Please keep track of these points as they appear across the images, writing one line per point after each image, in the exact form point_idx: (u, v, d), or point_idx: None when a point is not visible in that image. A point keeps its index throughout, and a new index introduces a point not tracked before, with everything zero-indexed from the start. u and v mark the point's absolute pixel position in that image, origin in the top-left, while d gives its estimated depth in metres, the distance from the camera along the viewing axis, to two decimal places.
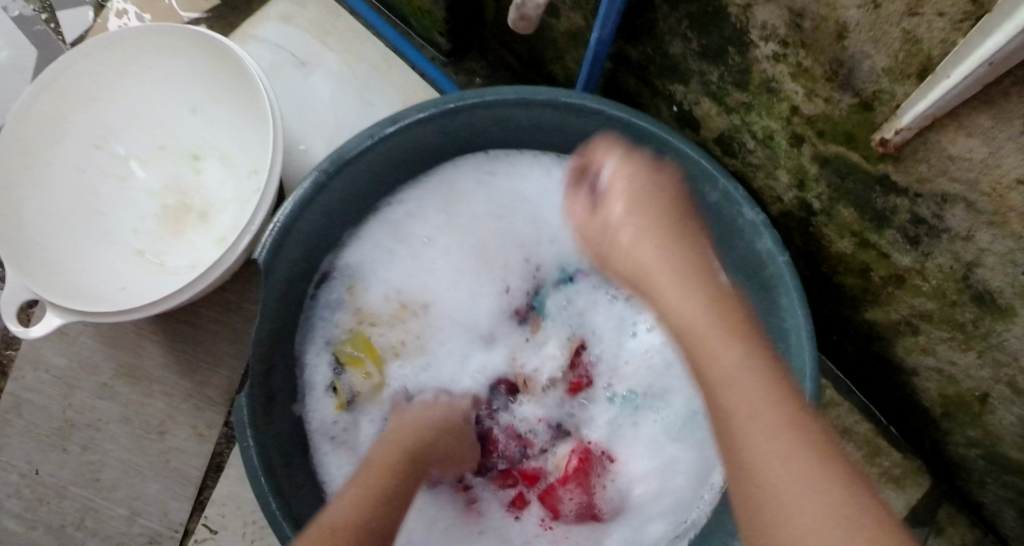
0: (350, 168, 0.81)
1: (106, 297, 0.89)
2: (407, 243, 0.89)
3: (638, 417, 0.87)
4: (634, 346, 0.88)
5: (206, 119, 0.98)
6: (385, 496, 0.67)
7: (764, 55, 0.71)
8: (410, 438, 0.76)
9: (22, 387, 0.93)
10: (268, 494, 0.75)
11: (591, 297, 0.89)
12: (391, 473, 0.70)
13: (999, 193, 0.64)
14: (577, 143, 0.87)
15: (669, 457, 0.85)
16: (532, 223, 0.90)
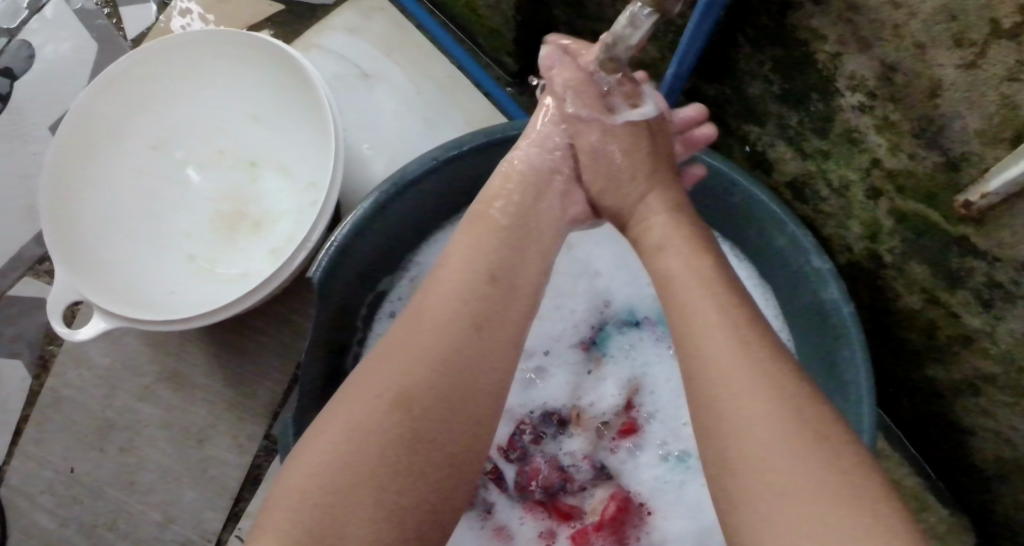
0: (411, 190, 0.81)
1: (155, 302, 0.88)
2: None
3: (683, 478, 0.86)
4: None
5: (264, 127, 0.97)
6: (458, 357, 0.63)
7: (849, 104, 0.70)
8: (451, 288, 0.66)
9: (63, 383, 0.94)
10: None
11: (655, 347, 0.89)
12: (482, 295, 0.66)
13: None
14: None
15: (705, 523, 0.85)
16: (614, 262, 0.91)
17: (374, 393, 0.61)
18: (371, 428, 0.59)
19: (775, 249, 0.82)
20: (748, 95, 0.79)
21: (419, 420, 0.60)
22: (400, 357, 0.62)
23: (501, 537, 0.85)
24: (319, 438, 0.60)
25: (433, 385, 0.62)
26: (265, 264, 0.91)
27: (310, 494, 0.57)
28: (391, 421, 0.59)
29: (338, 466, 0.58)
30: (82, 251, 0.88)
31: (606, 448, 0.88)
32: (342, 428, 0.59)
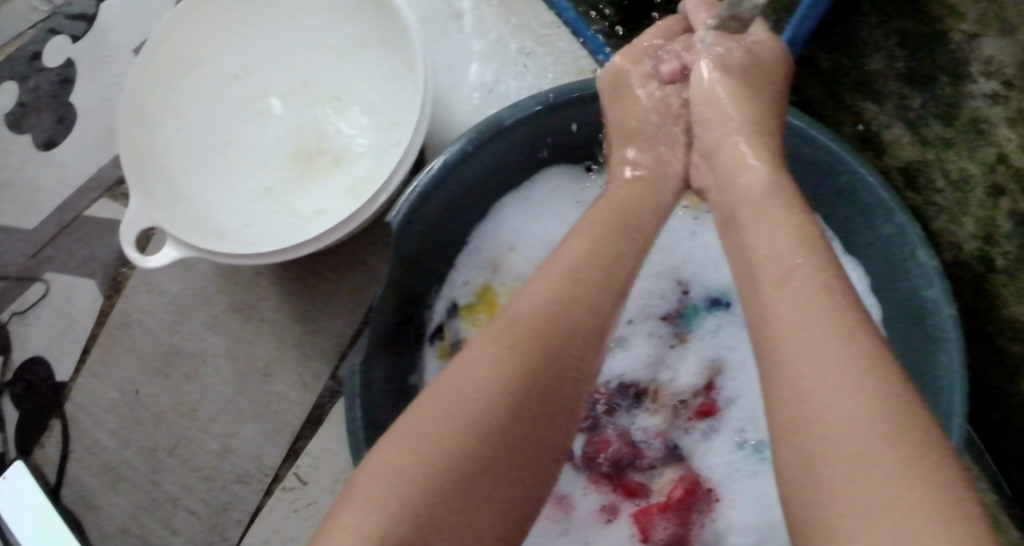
0: (498, 141, 0.78)
1: (229, 233, 0.88)
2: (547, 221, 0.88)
3: (757, 468, 0.85)
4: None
5: (350, 61, 0.94)
6: (533, 400, 0.60)
7: (982, 93, 0.66)
8: (554, 322, 0.62)
9: (133, 307, 0.94)
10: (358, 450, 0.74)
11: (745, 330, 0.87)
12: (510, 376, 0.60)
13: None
14: None
15: (766, 520, 0.84)
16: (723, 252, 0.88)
17: (445, 424, 0.58)
18: (434, 466, 0.56)
19: (877, 239, 0.77)
20: (868, 72, 0.75)
21: (484, 466, 0.58)
22: (473, 393, 0.59)
23: (562, 500, 0.84)
24: (382, 465, 0.57)
25: (501, 430, 0.59)
26: (343, 202, 0.89)
27: (366, 518, 0.54)
28: (453, 465, 0.57)
29: (401, 500, 0.55)
30: (159, 179, 0.89)
31: (681, 428, 0.86)
32: (406, 460, 0.57)
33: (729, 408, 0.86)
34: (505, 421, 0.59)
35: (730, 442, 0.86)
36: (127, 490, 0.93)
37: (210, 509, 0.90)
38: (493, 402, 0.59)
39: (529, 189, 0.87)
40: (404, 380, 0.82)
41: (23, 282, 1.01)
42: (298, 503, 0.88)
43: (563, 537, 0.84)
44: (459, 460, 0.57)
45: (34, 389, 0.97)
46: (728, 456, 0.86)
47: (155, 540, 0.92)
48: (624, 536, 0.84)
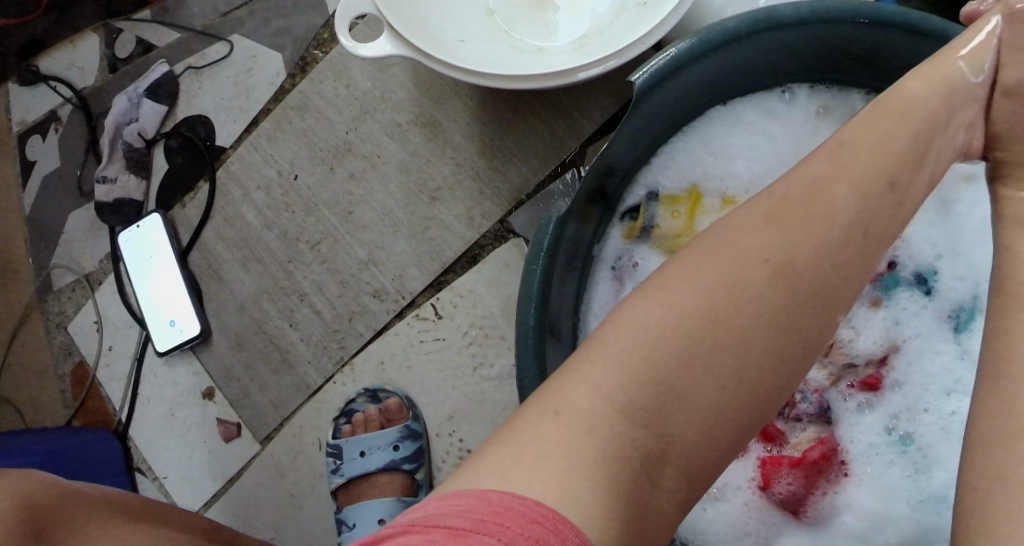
0: (771, 35, 0.72)
1: (447, 44, 0.82)
2: (776, 136, 0.80)
3: (895, 459, 0.80)
4: (946, 403, 0.79)
5: None
6: (814, 283, 0.50)
7: None
8: (834, 198, 0.51)
9: (315, 92, 0.90)
10: (533, 299, 0.70)
11: (934, 324, 0.80)
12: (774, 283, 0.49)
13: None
14: None
15: (888, 512, 0.79)
16: (938, 233, 0.80)
17: (704, 288, 0.50)
18: (686, 340, 0.48)
19: None
20: None
21: (738, 357, 0.49)
22: (743, 258, 0.50)
23: None
24: (630, 317, 0.50)
25: (776, 313, 0.49)
26: (569, 52, 0.84)
27: (607, 376, 0.48)
28: (704, 343, 0.49)
29: (642, 363, 0.48)
30: None
31: (841, 391, 0.81)
32: (647, 323, 0.49)
33: (894, 394, 0.80)
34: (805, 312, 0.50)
35: (881, 428, 0.80)
36: (255, 270, 0.90)
37: (335, 314, 0.87)
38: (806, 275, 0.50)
39: (769, 99, 0.80)
40: (585, 248, 0.79)
41: (205, 37, 0.96)
42: (425, 335, 0.85)
43: None
44: (708, 342, 0.49)
45: (191, 144, 0.95)
46: (873, 441, 0.80)
47: (270, 328, 0.90)
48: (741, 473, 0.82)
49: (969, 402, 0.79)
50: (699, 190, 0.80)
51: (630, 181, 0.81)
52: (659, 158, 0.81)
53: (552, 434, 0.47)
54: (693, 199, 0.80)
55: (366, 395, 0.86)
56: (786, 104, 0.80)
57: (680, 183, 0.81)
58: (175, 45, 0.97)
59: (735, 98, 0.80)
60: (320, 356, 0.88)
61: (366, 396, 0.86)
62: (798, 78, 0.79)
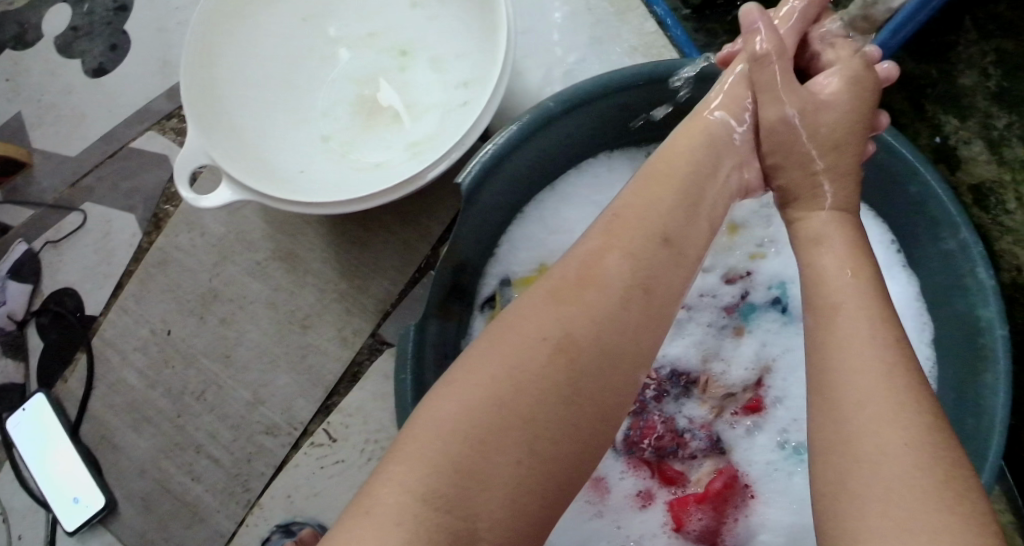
0: (576, 113, 0.76)
1: (288, 178, 0.85)
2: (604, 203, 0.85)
3: (796, 469, 0.80)
4: None
5: (427, 15, 0.91)
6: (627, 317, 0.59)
7: None
8: (603, 273, 0.60)
9: (173, 245, 0.92)
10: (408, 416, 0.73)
11: (798, 336, 0.81)
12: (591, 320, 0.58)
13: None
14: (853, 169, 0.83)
15: (805, 525, 0.79)
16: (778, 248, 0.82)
17: (537, 326, 0.57)
18: (523, 372, 0.56)
19: (941, 255, 0.79)
20: (956, 86, 0.76)
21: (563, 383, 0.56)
22: (520, 343, 0.57)
23: (602, 485, 0.80)
24: (479, 358, 0.57)
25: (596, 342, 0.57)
26: (404, 159, 0.86)
27: (455, 411, 0.55)
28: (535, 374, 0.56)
29: (445, 452, 0.53)
30: (218, 113, 0.85)
31: (728, 421, 0.81)
32: (464, 415, 0.54)
33: (779, 411, 0.81)
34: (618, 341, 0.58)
35: (774, 445, 0.80)
36: (148, 431, 0.91)
37: (233, 458, 0.88)
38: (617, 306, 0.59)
39: (591, 169, 0.85)
40: (453, 346, 0.81)
41: (58, 210, 0.97)
42: (325, 461, 0.86)
43: (594, 521, 0.80)
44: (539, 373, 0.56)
45: (61, 318, 0.95)
46: (771, 459, 0.80)
47: (173, 484, 0.90)
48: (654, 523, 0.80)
49: None
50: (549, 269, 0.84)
51: (481, 273, 0.84)
52: (502, 246, 0.84)
53: (405, 472, 0.53)
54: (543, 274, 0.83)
55: (279, 531, 0.86)
56: (609, 171, 0.86)
57: (529, 265, 0.84)
58: (31, 222, 0.97)
59: (560, 176, 0.85)
60: (227, 502, 0.88)
61: (280, 532, 0.86)
62: (612, 145, 0.84)
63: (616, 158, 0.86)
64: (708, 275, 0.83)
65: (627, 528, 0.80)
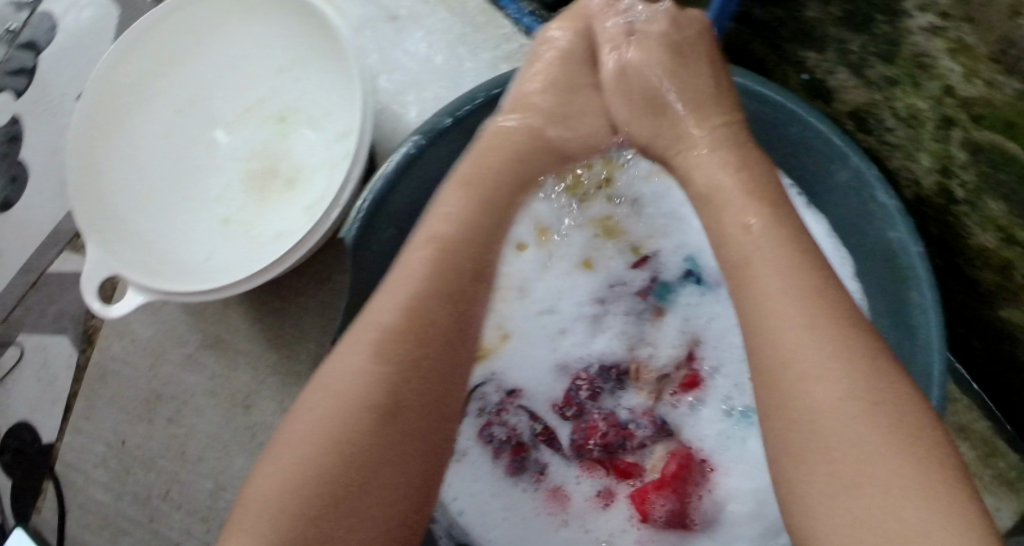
0: (443, 141, 0.77)
1: (193, 268, 0.87)
2: None
3: (748, 433, 0.80)
4: None
5: (293, 80, 0.93)
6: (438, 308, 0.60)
7: (919, 26, 0.63)
8: (400, 282, 0.60)
9: (108, 358, 0.94)
10: None
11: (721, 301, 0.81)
12: (412, 321, 0.59)
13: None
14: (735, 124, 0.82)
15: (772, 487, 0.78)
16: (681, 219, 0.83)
17: (357, 346, 0.58)
18: (351, 391, 0.56)
19: (837, 186, 0.78)
20: (802, 19, 0.72)
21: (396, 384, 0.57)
22: (346, 369, 0.57)
23: (561, 495, 0.80)
24: (316, 393, 0.57)
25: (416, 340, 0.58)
26: (302, 220, 0.88)
27: (297, 453, 0.54)
28: (362, 390, 0.56)
29: (293, 498, 0.53)
30: (117, 220, 0.88)
31: (668, 403, 0.81)
32: (300, 455, 0.54)
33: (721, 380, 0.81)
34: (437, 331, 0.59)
35: (720, 415, 0.80)
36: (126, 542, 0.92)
37: None
38: (428, 302, 0.60)
39: None
40: None
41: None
42: None
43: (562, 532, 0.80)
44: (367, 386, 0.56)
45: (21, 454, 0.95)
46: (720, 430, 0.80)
47: None
48: (621, 520, 0.80)
49: None
50: None
51: None
52: None
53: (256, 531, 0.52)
54: None
55: None
56: None
57: None
58: None
59: None
60: None
61: None
62: None
63: None
64: (611, 264, 0.83)
65: (596, 531, 0.80)
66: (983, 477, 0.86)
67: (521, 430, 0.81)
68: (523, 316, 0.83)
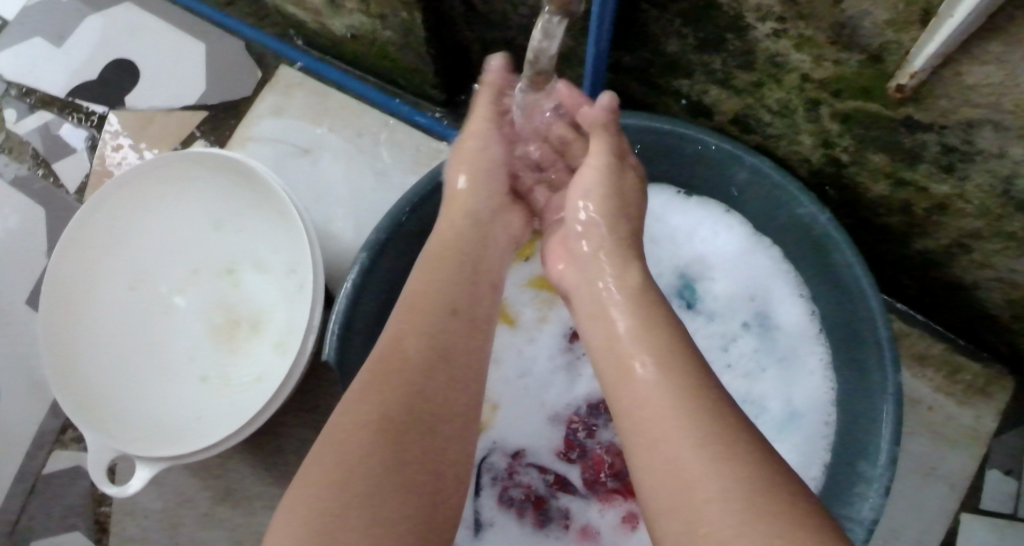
0: (390, 249, 0.82)
1: (188, 431, 0.89)
2: None
3: None
4: (730, 353, 0.90)
5: (230, 231, 0.98)
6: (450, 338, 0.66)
7: (763, 34, 0.72)
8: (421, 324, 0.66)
9: (127, 538, 0.95)
10: None
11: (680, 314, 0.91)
12: (407, 350, 0.64)
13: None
14: (636, 163, 0.90)
15: None
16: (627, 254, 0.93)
17: (414, 362, 0.63)
18: (387, 405, 0.60)
19: (739, 185, 0.86)
20: (668, 54, 0.81)
21: (442, 386, 0.63)
22: (356, 398, 0.61)
23: (590, 533, 0.83)
24: (348, 412, 0.60)
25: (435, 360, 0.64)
26: (276, 359, 0.92)
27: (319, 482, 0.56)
28: (418, 401, 0.61)
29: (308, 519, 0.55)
30: (99, 409, 0.89)
31: None
32: (314, 480, 0.57)
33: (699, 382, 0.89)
34: (455, 361, 0.65)
35: None
36: None
37: None
38: (420, 338, 0.65)
39: None
40: None
41: None
42: None
43: None
44: (424, 393, 0.62)
45: None
46: None
47: None
48: None
49: (754, 336, 0.89)
50: None
51: None
52: None
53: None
54: None
55: None
56: None
57: None
58: None
59: None
60: None
61: None
62: None
63: None
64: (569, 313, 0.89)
65: None
66: (954, 393, 0.93)
67: (535, 485, 0.85)
68: (503, 380, 0.87)
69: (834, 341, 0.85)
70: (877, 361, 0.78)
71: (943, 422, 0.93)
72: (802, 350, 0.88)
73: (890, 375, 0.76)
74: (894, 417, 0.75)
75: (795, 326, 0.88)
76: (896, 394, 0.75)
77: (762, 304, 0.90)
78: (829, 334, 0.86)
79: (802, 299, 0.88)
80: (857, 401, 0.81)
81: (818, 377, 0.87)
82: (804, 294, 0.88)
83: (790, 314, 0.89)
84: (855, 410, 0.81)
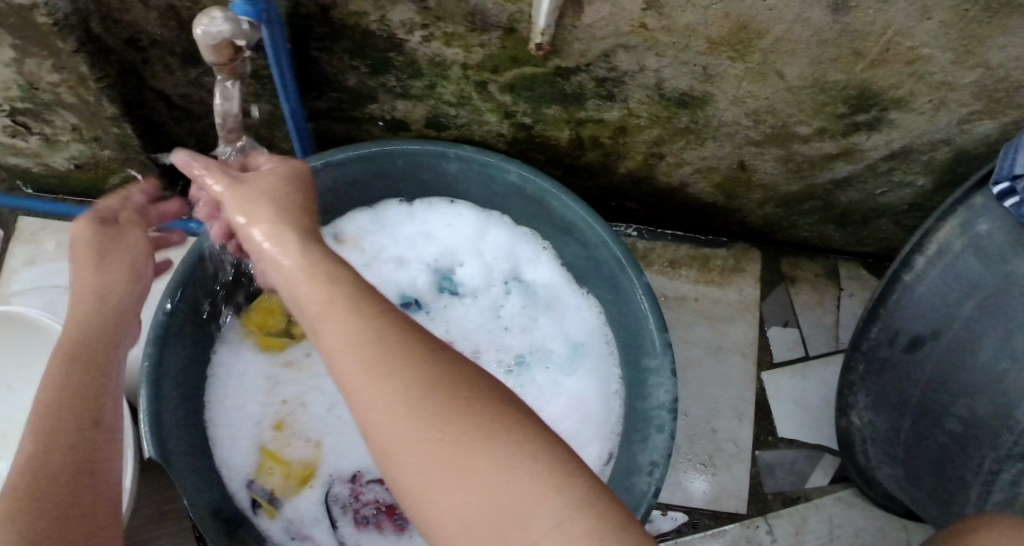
0: (169, 341, 0.84)
1: None
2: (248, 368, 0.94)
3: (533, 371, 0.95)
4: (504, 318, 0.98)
5: (22, 387, 0.98)
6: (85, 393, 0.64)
7: (416, 43, 0.81)
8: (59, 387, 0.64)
9: None
10: None
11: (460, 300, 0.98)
12: (61, 415, 0.62)
13: (637, 26, 0.77)
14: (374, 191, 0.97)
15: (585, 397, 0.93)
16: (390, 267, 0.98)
17: (45, 427, 0.61)
18: (21, 485, 0.58)
19: (456, 176, 0.95)
20: (351, 88, 0.90)
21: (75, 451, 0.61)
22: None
23: None
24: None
25: (74, 421, 0.62)
26: None
27: None
28: (48, 475, 0.59)
29: None
30: None
31: None
32: None
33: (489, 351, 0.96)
34: (85, 410, 0.63)
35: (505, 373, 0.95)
36: None
37: None
38: (59, 401, 0.63)
39: (220, 355, 0.93)
40: None
41: None
42: None
43: None
44: (55, 457, 0.60)
45: None
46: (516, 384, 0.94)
47: None
48: None
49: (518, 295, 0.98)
50: (266, 441, 0.91)
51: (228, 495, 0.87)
52: (220, 465, 0.89)
53: None
54: (270, 450, 0.91)
55: None
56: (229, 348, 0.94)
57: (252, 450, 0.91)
58: None
59: (206, 388, 0.91)
60: None
61: None
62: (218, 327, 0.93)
63: (228, 334, 0.94)
64: None
65: None
66: (712, 278, 1.08)
67: (382, 497, 0.91)
68: (316, 421, 0.93)
69: (584, 273, 0.95)
70: (622, 272, 0.87)
71: (712, 305, 1.07)
72: (563, 295, 0.98)
73: (636, 280, 0.86)
74: (654, 311, 0.85)
75: (548, 278, 0.99)
76: (647, 291, 0.85)
77: (517, 273, 0.99)
78: (579, 270, 0.96)
79: (546, 253, 0.99)
80: (622, 314, 0.91)
81: (587, 312, 0.97)
82: (547, 247, 0.98)
83: (540, 270, 0.99)
84: (626, 321, 0.90)
